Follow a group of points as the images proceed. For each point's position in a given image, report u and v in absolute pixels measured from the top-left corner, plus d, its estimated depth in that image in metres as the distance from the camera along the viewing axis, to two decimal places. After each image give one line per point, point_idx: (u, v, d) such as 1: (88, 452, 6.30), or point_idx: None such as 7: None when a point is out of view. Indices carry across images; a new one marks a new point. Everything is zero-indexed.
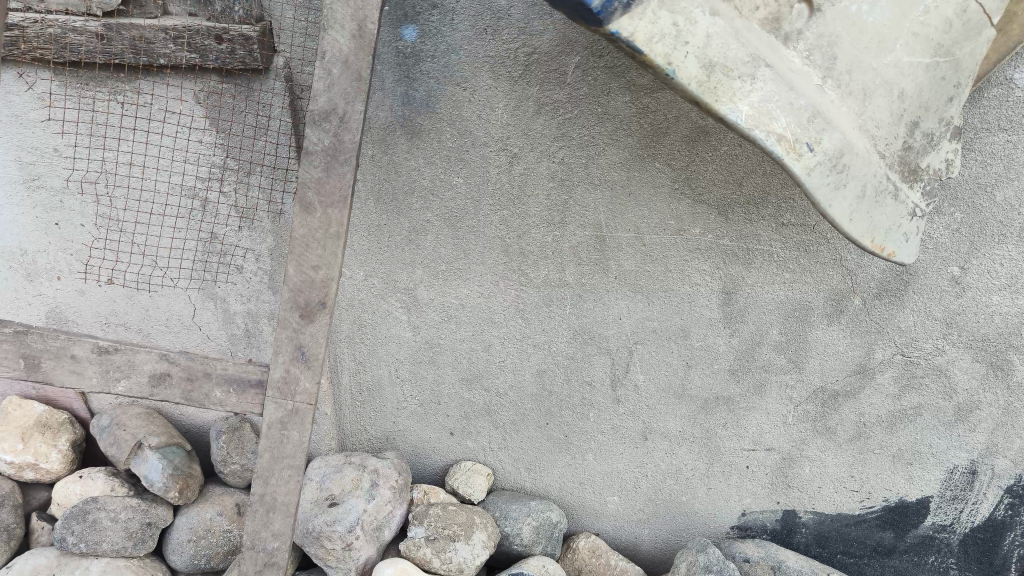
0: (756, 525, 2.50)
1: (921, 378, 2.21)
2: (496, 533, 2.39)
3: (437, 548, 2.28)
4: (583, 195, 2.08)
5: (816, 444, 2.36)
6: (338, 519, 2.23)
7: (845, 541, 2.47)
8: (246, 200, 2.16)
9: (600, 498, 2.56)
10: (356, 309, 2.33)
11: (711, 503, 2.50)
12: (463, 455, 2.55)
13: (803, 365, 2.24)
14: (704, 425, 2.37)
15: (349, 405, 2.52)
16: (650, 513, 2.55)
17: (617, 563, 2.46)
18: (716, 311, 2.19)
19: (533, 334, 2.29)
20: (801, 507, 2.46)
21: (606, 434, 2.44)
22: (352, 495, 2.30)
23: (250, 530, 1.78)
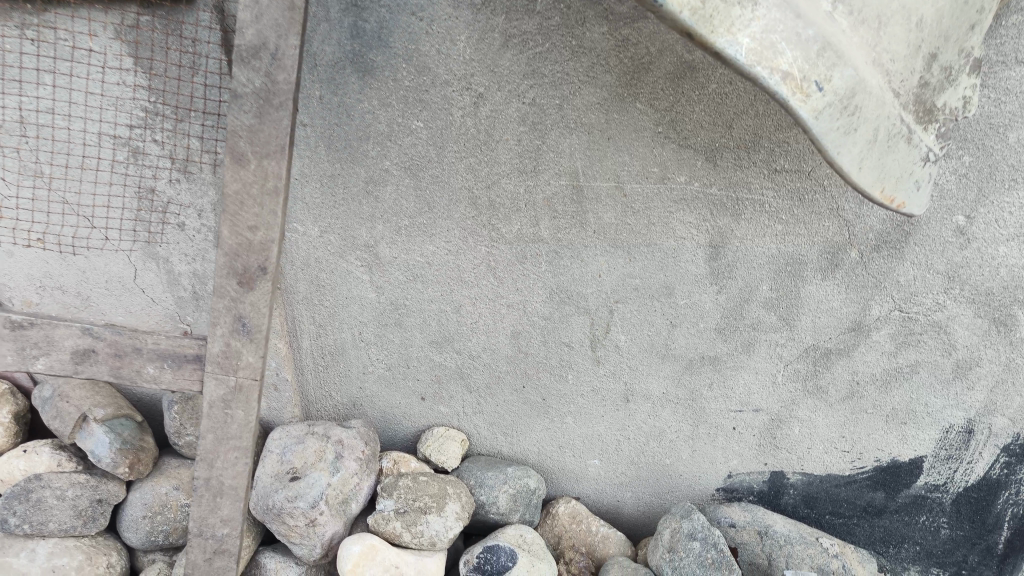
0: (742, 486, 2.40)
1: (919, 335, 2.07)
2: (471, 503, 2.27)
3: (408, 522, 2.15)
4: (558, 140, 1.89)
5: (806, 404, 2.23)
6: (300, 494, 2.08)
7: (834, 502, 2.38)
8: (180, 149, 1.95)
9: (580, 462, 2.45)
10: (312, 268, 2.14)
11: (695, 465, 2.39)
12: (436, 420, 2.41)
13: (795, 323, 2.08)
14: (689, 386, 2.23)
15: (312, 370, 2.35)
16: (632, 476, 2.45)
17: (600, 529, 2.40)
18: (702, 267, 2.02)
19: (506, 294, 2.12)
20: (790, 468, 2.35)
21: (585, 396, 2.30)
22: (314, 468, 2.15)
23: (196, 516, 1.70)
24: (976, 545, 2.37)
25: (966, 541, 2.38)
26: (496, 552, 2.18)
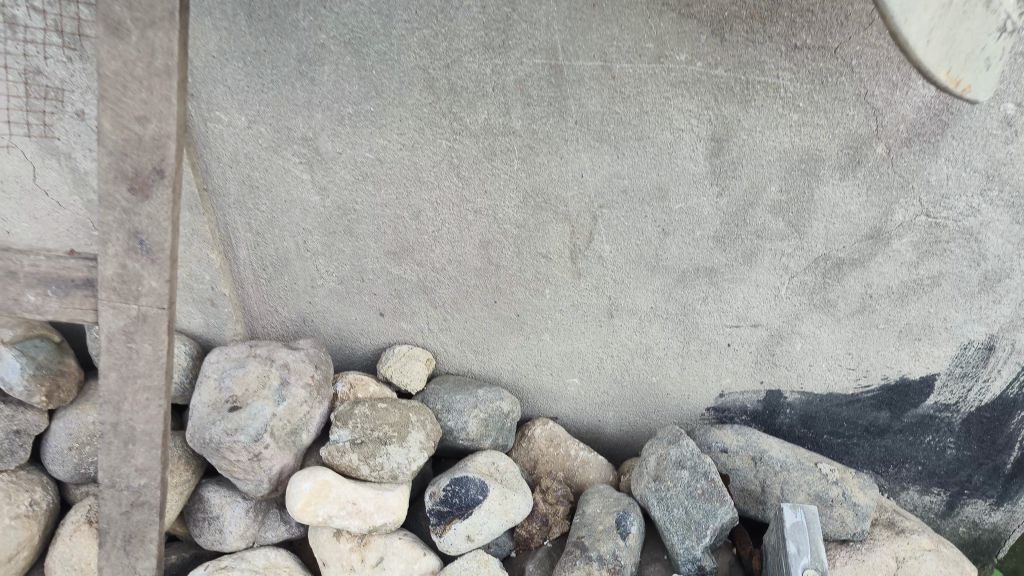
0: (735, 406, 2.20)
1: (946, 244, 1.79)
2: (436, 432, 2.05)
3: (365, 454, 1.92)
4: (532, 8, 1.54)
5: (810, 320, 1.97)
6: (240, 427, 1.84)
7: (834, 421, 2.19)
8: (66, 18, 1.58)
9: (558, 381, 2.22)
10: (243, 165, 1.82)
11: (684, 385, 2.17)
12: (397, 337, 2.16)
13: (805, 230, 1.79)
14: (681, 300, 1.97)
15: (253, 283, 2.06)
16: (615, 396, 2.23)
17: (579, 454, 2.20)
18: (702, 165, 1.71)
19: (472, 198, 1.82)
20: (788, 388, 2.14)
21: (564, 312, 2.03)
22: (257, 396, 1.90)
23: (107, 466, 1.51)
24: (982, 465, 2.22)
25: (972, 462, 2.22)
26: (465, 484, 1.97)
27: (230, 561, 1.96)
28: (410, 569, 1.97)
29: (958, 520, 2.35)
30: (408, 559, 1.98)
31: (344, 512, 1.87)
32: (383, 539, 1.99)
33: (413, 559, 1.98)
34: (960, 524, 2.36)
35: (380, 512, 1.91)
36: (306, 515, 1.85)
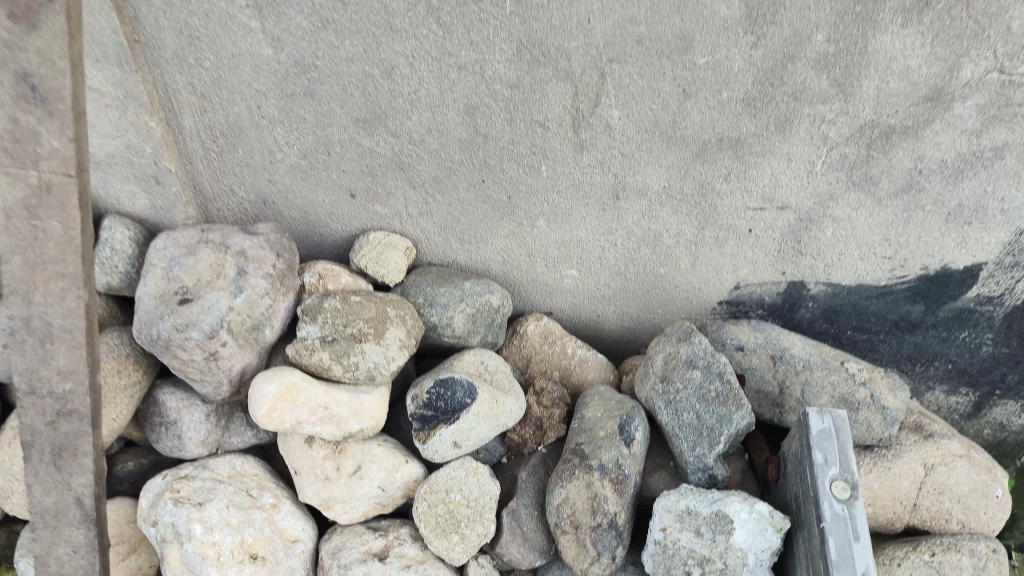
0: (751, 300, 1.97)
1: (1018, 108, 1.51)
2: (418, 327, 1.81)
3: (338, 353, 1.70)
4: None
5: (846, 200, 1.71)
6: (192, 322, 1.60)
7: (860, 316, 1.97)
8: None
9: (554, 273, 1.98)
10: (178, 9, 1.50)
11: (696, 277, 1.93)
12: (372, 223, 1.90)
13: (852, 91, 1.51)
14: (698, 178, 1.70)
15: (202, 158, 1.78)
16: (618, 289, 2.00)
17: (576, 352, 1.99)
18: (736, 8, 1.41)
19: (456, 51, 1.52)
20: (812, 279, 1.90)
21: (563, 193, 1.77)
22: (211, 289, 1.64)
23: (23, 369, 1.38)
24: (1020, 363, 2.03)
25: (1009, 360, 2.02)
26: (451, 387, 1.76)
27: (190, 470, 1.79)
28: (391, 478, 1.79)
29: (984, 422, 2.18)
30: (388, 467, 1.79)
31: (315, 417, 1.66)
32: (361, 446, 1.80)
33: (394, 468, 1.79)
34: (986, 426, 2.19)
35: (356, 417, 1.69)
36: (272, 420, 1.65)
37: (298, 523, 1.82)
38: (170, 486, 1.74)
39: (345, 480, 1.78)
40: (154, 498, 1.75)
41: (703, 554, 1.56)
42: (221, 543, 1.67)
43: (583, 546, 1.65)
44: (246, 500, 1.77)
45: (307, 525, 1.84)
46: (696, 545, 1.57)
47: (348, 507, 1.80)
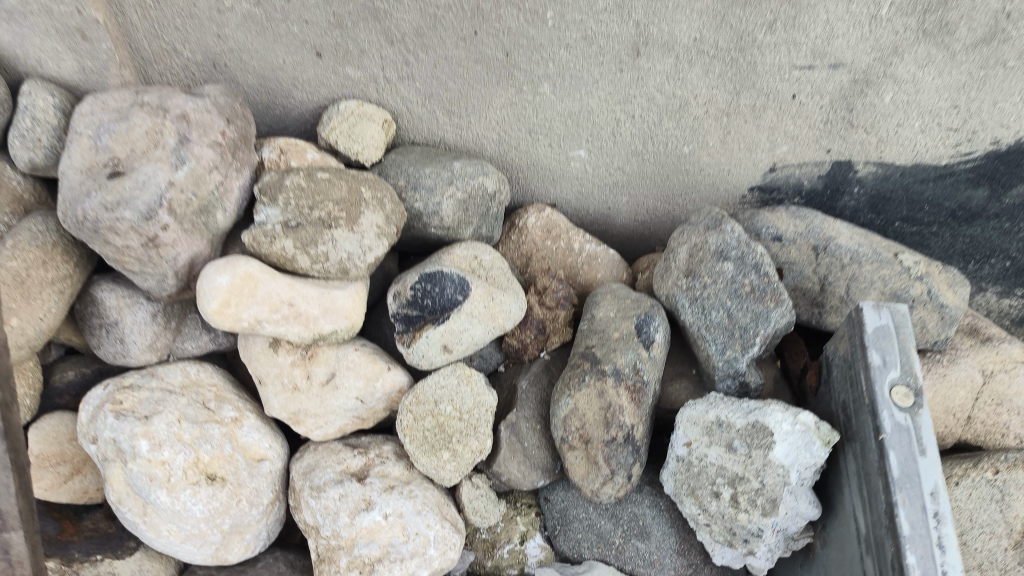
0: (787, 185, 1.70)
1: None
2: (400, 214, 1.53)
3: (303, 241, 1.42)
4: None
5: (912, 55, 1.43)
6: (125, 200, 1.33)
7: (912, 204, 1.70)
8: None
9: (560, 155, 1.69)
10: None
11: (725, 158, 1.65)
12: (344, 91, 1.60)
13: None
14: (737, 27, 1.40)
15: (136, 6, 1.47)
16: (633, 174, 1.72)
17: (584, 248, 1.72)
18: None
19: None
20: (861, 159, 1.63)
21: (572, 49, 1.48)
22: (147, 161, 1.37)
23: None
24: None
25: None
26: (439, 282, 1.48)
27: (136, 380, 1.54)
28: (371, 388, 1.54)
29: None
30: (368, 375, 1.54)
31: (278, 315, 1.41)
32: (335, 352, 1.54)
33: (374, 376, 1.54)
34: None
35: (327, 317, 1.45)
36: (225, 319, 1.39)
37: (264, 439, 1.58)
38: (111, 398, 1.49)
39: (317, 391, 1.53)
40: (93, 411, 1.50)
41: (736, 472, 1.34)
42: (172, 463, 1.44)
43: (594, 463, 1.42)
44: (202, 414, 1.53)
45: (275, 442, 1.60)
46: (727, 462, 1.35)
47: (321, 422, 1.56)
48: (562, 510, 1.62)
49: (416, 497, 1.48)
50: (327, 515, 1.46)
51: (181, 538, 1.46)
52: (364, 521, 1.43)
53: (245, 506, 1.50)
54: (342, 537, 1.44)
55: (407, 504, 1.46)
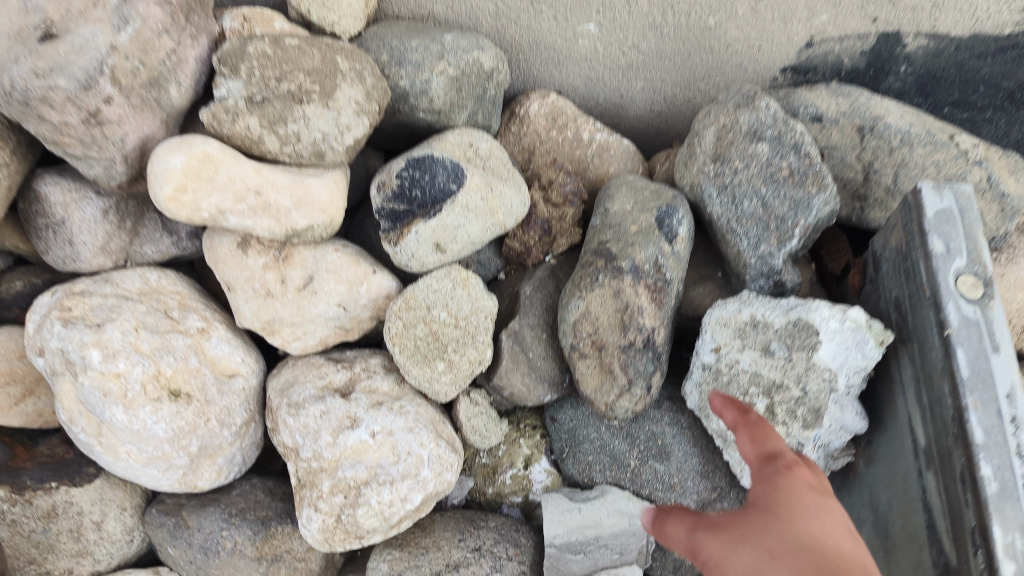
0: (825, 65, 1.49)
1: None
2: (383, 90, 1.32)
3: (271, 118, 1.23)
4: None
5: None
6: (58, 66, 1.12)
7: (966, 85, 1.50)
8: None
9: (566, 31, 1.48)
10: None
11: (755, 31, 1.44)
12: None
13: None
14: None
15: None
16: (649, 53, 1.51)
17: (594, 138, 1.52)
18: None
19: None
20: (912, 30, 1.42)
21: None
22: (85, 21, 1.14)
23: None
24: None
25: None
26: (429, 169, 1.29)
27: (87, 286, 1.35)
28: (354, 294, 1.36)
29: None
30: (351, 279, 1.35)
31: (243, 206, 1.23)
32: (312, 253, 1.35)
33: (358, 280, 1.35)
34: None
35: (301, 209, 1.26)
36: (182, 208, 1.20)
37: (236, 353, 1.40)
38: (58, 304, 1.31)
39: (294, 297, 1.35)
40: (39, 321, 1.32)
41: (773, 379, 1.18)
42: (128, 376, 1.26)
43: (609, 373, 1.25)
44: (163, 324, 1.35)
45: (248, 356, 1.42)
46: (762, 368, 1.18)
47: (300, 334, 1.38)
48: (571, 430, 1.45)
49: (408, 413, 1.31)
50: (307, 434, 1.29)
51: (142, 461, 1.29)
52: (349, 440, 1.26)
53: (214, 425, 1.33)
54: (324, 459, 1.27)
55: (397, 421, 1.29)
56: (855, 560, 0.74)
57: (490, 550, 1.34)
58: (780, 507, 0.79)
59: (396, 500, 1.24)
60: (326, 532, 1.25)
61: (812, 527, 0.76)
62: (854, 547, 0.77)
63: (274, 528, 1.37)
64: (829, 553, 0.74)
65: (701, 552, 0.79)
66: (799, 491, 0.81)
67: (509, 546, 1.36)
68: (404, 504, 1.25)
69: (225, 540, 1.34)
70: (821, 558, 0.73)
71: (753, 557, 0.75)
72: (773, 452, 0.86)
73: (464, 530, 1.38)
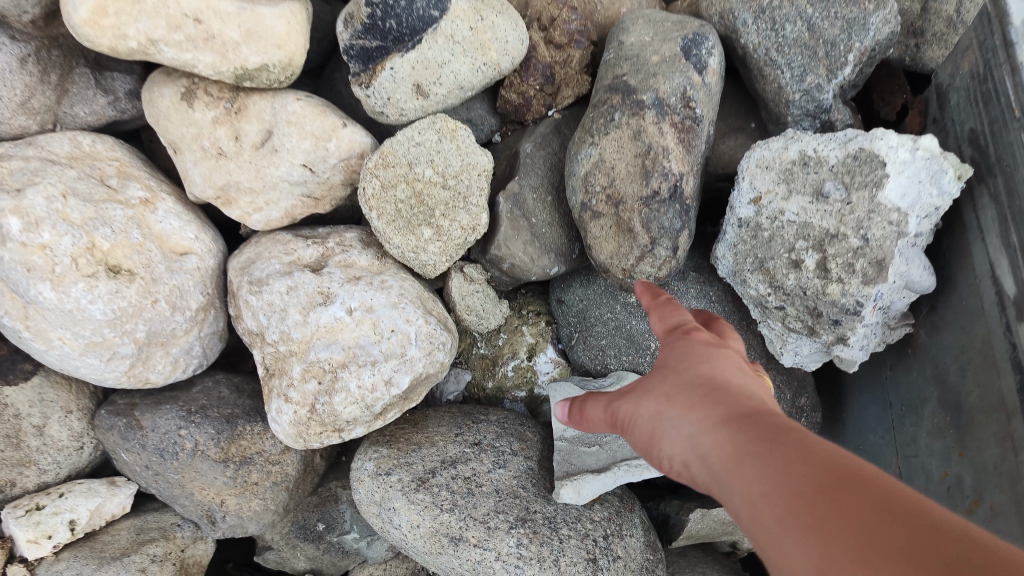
0: None
1: None
2: None
3: None
4: None
5: None
6: None
7: None
8: None
9: None
10: None
11: None
12: None
13: None
14: None
15: None
16: None
17: None
18: None
19: None
20: None
21: None
22: None
23: None
24: None
25: None
26: None
27: (7, 150, 1.14)
28: (322, 152, 1.14)
29: None
30: (316, 134, 1.13)
31: (180, 37, 1.01)
32: (271, 103, 1.14)
33: (325, 135, 1.13)
34: None
35: (251, 43, 1.04)
36: (103, 33, 0.98)
37: (188, 229, 1.20)
38: None
39: (250, 157, 1.14)
40: None
41: (826, 229, 0.98)
42: (56, 247, 1.05)
43: (628, 232, 1.04)
44: (98, 193, 1.14)
45: (203, 234, 1.22)
46: (813, 217, 0.99)
47: (261, 205, 1.18)
48: (581, 312, 1.27)
49: (391, 288, 1.11)
50: (273, 314, 1.10)
51: (79, 349, 1.10)
52: (322, 318, 1.07)
53: (163, 309, 1.13)
54: (294, 342, 1.08)
55: (379, 296, 1.09)
56: (751, 382, 0.70)
57: (493, 445, 1.18)
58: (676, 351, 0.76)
59: (379, 383, 1.05)
60: (299, 426, 1.08)
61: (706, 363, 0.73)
62: (756, 376, 0.72)
63: (242, 427, 1.19)
64: (721, 376, 0.70)
65: (616, 416, 0.77)
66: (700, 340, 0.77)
67: (513, 440, 1.19)
68: (389, 388, 1.06)
69: (184, 440, 1.15)
70: (711, 379, 0.69)
71: (650, 399, 0.72)
72: (676, 318, 0.82)
73: (462, 425, 1.21)
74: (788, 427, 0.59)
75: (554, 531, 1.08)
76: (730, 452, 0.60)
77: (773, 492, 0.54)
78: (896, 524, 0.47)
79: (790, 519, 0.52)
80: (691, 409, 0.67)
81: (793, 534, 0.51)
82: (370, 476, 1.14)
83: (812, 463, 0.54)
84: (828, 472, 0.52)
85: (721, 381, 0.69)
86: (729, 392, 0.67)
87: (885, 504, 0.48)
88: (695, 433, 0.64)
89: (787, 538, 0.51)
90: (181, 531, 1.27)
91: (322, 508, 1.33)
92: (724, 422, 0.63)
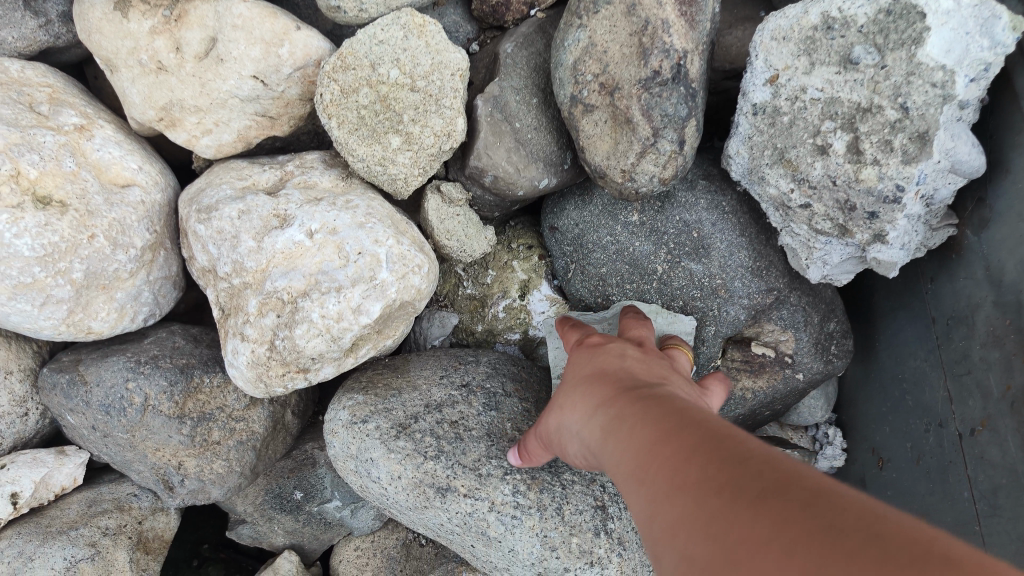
0: None
1: None
2: None
3: None
4: None
5: None
6: None
7: None
8: None
9: None
10: None
11: None
12: None
13: None
14: None
15: None
16: None
17: None
18: None
19: None
20: None
21: None
22: None
23: None
24: None
25: None
26: None
27: None
28: (274, 60, 0.99)
29: None
30: (266, 38, 0.98)
31: None
32: (214, 7, 0.99)
33: (277, 40, 0.99)
34: None
35: None
36: None
37: (131, 159, 1.07)
38: None
39: (193, 70, 1.01)
40: None
41: (856, 102, 0.84)
42: None
43: (625, 123, 0.90)
44: (26, 118, 1.00)
45: (148, 165, 1.09)
46: (841, 90, 0.85)
47: (210, 125, 1.05)
48: (578, 238, 1.12)
49: (358, 208, 0.97)
50: (224, 242, 0.96)
51: (7, 292, 0.95)
52: (278, 243, 0.92)
53: (102, 245, 0.99)
54: (248, 272, 0.94)
55: (343, 217, 0.94)
56: (639, 365, 0.68)
57: (482, 386, 1.04)
58: (581, 352, 0.76)
59: (346, 312, 0.90)
60: (259, 367, 0.94)
61: (603, 358, 0.71)
62: (652, 359, 0.71)
63: (198, 379, 1.05)
64: (609, 365, 0.69)
65: (539, 433, 0.76)
66: (603, 340, 0.77)
67: (507, 381, 1.05)
68: (358, 317, 0.90)
69: (133, 394, 1.01)
70: (597, 370, 0.68)
71: (551, 403, 0.72)
72: (585, 334, 0.82)
73: (449, 367, 1.07)
74: (649, 397, 0.58)
75: (556, 476, 0.93)
76: (597, 431, 0.59)
77: (619, 455, 0.53)
78: (702, 457, 0.45)
79: (627, 478, 0.50)
80: (575, 398, 0.66)
81: (628, 490, 0.50)
82: (344, 426, 0.99)
83: (649, 422, 0.52)
84: (659, 427, 0.51)
85: (607, 369, 0.68)
86: (610, 376, 0.66)
87: (698, 442, 0.47)
88: (577, 423, 0.64)
89: (627, 499, 0.50)
90: (138, 501, 1.15)
91: (298, 474, 1.20)
92: (597, 405, 0.62)
